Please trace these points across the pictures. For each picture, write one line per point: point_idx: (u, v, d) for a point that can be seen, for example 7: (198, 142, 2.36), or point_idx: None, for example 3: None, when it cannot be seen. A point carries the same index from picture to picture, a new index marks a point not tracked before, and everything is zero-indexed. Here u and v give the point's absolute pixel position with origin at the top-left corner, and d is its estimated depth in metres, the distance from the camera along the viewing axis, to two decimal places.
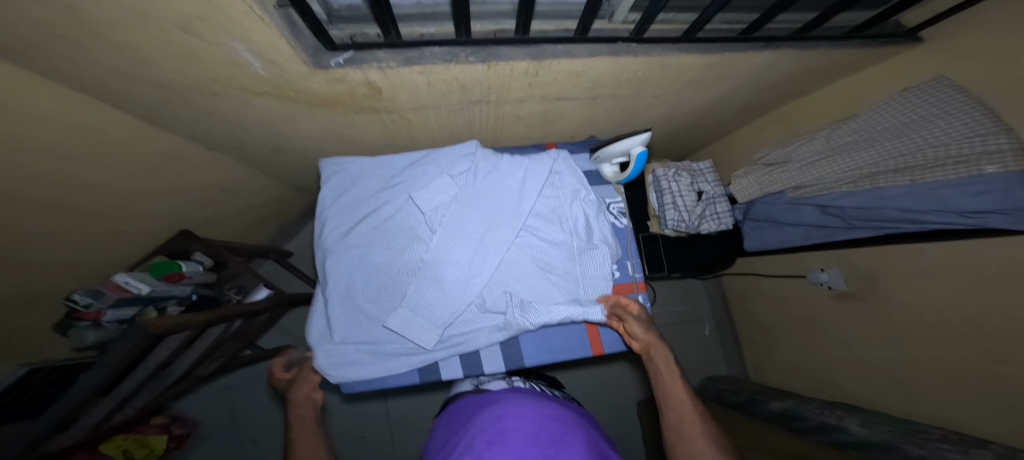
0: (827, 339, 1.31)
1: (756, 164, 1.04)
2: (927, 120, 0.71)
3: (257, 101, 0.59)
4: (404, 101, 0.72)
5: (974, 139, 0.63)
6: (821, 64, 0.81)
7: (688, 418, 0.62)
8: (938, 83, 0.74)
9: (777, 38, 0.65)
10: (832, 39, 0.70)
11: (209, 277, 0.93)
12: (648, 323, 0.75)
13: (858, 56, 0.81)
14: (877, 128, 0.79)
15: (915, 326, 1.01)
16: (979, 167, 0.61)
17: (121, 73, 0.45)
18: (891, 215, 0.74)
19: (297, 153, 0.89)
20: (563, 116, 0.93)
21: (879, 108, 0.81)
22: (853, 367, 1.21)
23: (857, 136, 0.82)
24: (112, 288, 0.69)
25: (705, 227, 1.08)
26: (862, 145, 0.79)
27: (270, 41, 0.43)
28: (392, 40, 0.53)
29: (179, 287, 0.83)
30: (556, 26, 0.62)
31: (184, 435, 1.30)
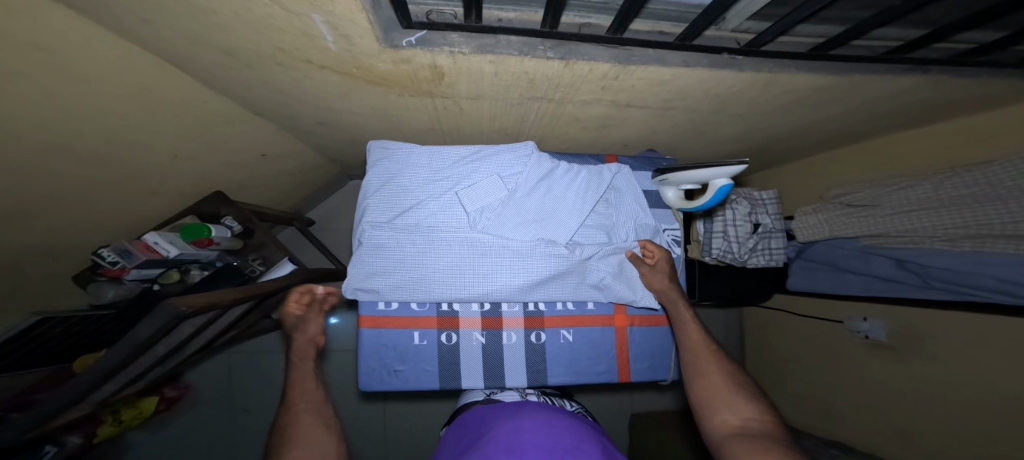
0: (839, 386, 1.22)
1: (831, 202, 1.00)
2: None
3: (315, 73, 0.53)
4: (463, 90, 0.66)
5: None
6: (947, 97, 0.71)
7: (702, 360, 0.63)
8: None
9: (917, 64, 0.56)
10: (984, 69, 0.60)
11: (236, 245, 0.94)
12: (668, 272, 0.74)
13: (993, 94, 0.70)
14: (998, 187, 0.72)
15: (944, 392, 0.93)
16: None
17: (185, 35, 0.41)
18: (986, 283, 0.70)
19: (337, 128, 0.84)
20: (624, 123, 0.85)
21: (1010, 163, 0.71)
22: (864, 418, 1.13)
23: (972, 191, 0.75)
24: (141, 247, 0.70)
25: (753, 262, 1.02)
26: (977, 203, 0.73)
27: (350, 12, 0.37)
28: (471, 23, 0.48)
29: (205, 252, 0.83)
30: (649, 28, 0.56)
31: (174, 398, 1.31)
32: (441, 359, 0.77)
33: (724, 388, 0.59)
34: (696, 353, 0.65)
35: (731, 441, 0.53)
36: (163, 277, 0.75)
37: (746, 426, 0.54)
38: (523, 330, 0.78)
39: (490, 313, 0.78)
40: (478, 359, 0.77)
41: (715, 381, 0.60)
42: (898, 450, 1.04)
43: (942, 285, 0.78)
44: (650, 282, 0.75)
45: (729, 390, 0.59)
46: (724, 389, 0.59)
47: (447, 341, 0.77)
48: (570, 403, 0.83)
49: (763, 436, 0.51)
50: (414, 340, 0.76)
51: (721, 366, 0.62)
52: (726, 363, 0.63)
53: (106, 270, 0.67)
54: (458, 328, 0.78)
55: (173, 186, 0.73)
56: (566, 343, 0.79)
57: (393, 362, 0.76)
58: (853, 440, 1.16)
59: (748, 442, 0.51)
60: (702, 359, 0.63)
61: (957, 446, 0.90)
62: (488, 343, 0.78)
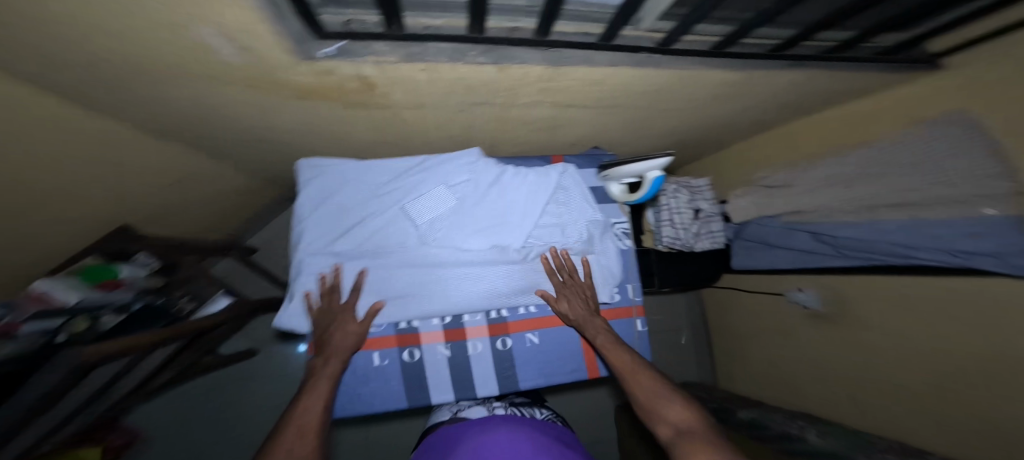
0: (789, 353, 1.33)
1: (755, 185, 1.09)
2: (930, 159, 0.75)
3: (222, 88, 0.49)
4: (400, 100, 0.64)
5: (982, 180, 0.66)
6: (838, 86, 0.81)
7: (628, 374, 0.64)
8: (954, 117, 0.72)
9: (803, 59, 0.64)
10: (860, 61, 0.70)
11: (153, 284, 0.86)
12: (574, 293, 0.75)
13: (872, 83, 0.81)
14: (881, 161, 0.83)
15: (869, 346, 1.04)
16: (981, 210, 0.66)
17: (48, 52, 0.36)
18: (885, 248, 0.81)
19: (269, 145, 0.78)
20: (568, 123, 0.88)
21: (888, 139, 0.83)
22: (813, 381, 1.24)
23: (863, 165, 0.86)
24: (30, 297, 0.59)
25: (699, 245, 1.09)
26: (869, 177, 0.84)
27: (244, 23, 0.34)
28: (395, 32, 0.47)
29: (116, 295, 0.74)
30: (577, 29, 0.59)
31: (122, 445, 1.15)
32: (406, 377, 0.73)
33: (651, 397, 0.59)
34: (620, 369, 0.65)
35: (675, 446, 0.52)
36: (71, 325, 0.61)
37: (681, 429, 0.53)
38: (488, 338, 0.77)
39: (452, 325, 0.76)
40: (446, 372, 0.75)
41: (644, 390, 0.60)
42: (840, 404, 1.14)
43: (853, 252, 0.88)
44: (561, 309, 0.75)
45: (657, 393, 0.59)
46: (651, 394, 0.59)
47: (410, 358, 0.73)
48: (540, 411, 0.81)
49: (695, 431, 0.52)
50: (373, 362, 0.72)
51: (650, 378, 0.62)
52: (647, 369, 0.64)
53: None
54: (421, 343, 0.74)
55: (66, 225, 0.63)
56: (533, 346, 0.78)
57: (354, 386, 0.71)
58: (808, 402, 1.26)
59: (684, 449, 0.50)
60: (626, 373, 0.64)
61: (885, 394, 1.00)
62: (453, 355, 0.75)
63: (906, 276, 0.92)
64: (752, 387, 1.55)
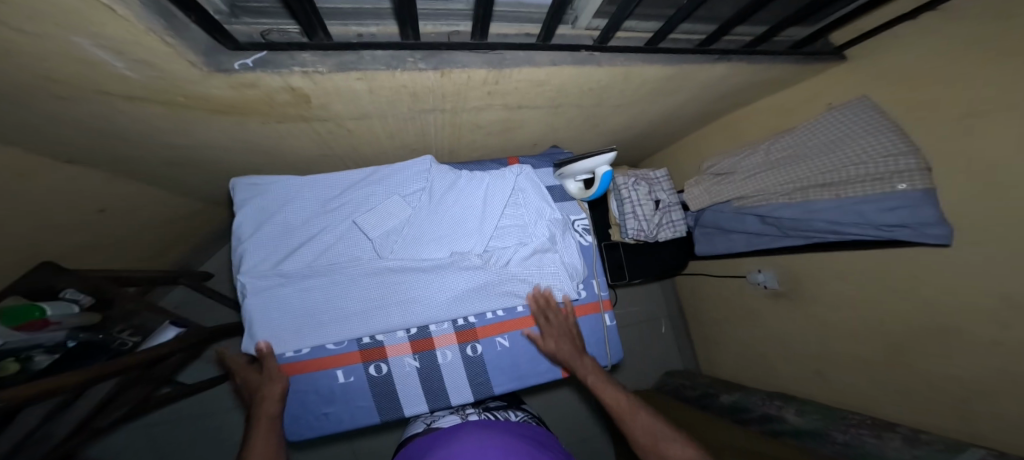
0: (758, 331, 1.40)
1: (704, 174, 1.14)
2: (850, 140, 0.82)
3: (129, 106, 0.45)
4: (342, 111, 0.62)
5: (891, 158, 0.75)
6: (768, 77, 0.87)
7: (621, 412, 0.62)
8: (861, 103, 0.83)
9: (729, 51, 0.68)
10: (779, 53, 0.76)
11: (91, 319, 0.72)
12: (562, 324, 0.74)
13: (796, 72, 0.88)
14: (810, 144, 0.89)
15: (824, 318, 1.11)
16: (894, 184, 0.75)
17: None
18: (820, 226, 0.86)
19: (207, 166, 0.73)
20: (524, 125, 0.89)
21: (814, 123, 0.90)
22: (780, 356, 1.30)
23: (793, 150, 0.92)
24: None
25: (663, 235, 1.13)
26: (798, 160, 0.90)
27: (132, 35, 0.32)
28: (318, 42, 0.47)
29: (44, 335, 0.62)
30: (517, 30, 0.60)
31: None
32: (376, 393, 0.70)
33: (651, 435, 0.57)
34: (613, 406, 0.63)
35: None
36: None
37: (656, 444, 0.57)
38: (457, 346, 0.75)
39: (419, 336, 0.73)
40: (417, 383, 0.72)
41: (640, 429, 0.58)
42: (805, 375, 1.20)
43: (795, 232, 0.93)
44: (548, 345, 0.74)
45: (656, 432, 0.57)
46: (650, 433, 0.58)
47: (378, 372, 0.70)
48: (516, 413, 0.80)
49: None
50: (338, 381, 0.68)
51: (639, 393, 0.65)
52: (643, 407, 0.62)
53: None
54: (387, 357, 0.71)
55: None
56: (503, 349, 0.77)
57: (320, 406, 0.69)
58: (778, 376, 1.32)
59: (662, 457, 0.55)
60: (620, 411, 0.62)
61: (843, 362, 1.06)
62: (423, 366, 0.73)
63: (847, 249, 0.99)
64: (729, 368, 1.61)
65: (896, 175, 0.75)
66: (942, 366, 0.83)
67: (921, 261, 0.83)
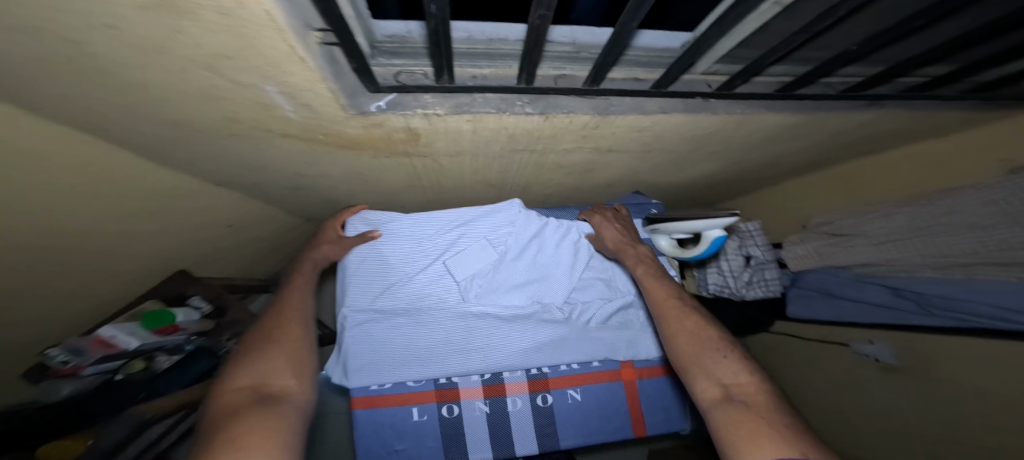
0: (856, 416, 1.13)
1: (815, 231, 1.03)
2: None
3: (278, 141, 0.49)
4: (441, 148, 0.63)
5: None
6: (911, 126, 0.74)
7: (671, 319, 0.55)
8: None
9: (879, 98, 0.59)
10: (943, 99, 0.64)
11: (206, 325, 0.87)
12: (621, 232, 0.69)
13: (949, 121, 0.75)
14: (969, 215, 0.74)
15: None
16: None
17: (127, 110, 0.37)
18: (982, 311, 0.70)
19: (314, 191, 0.79)
20: (607, 167, 0.86)
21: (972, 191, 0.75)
22: None
23: (944, 218, 0.78)
24: (94, 343, 0.65)
25: (752, 294, 1.03)
26: (950, 232, 0.76)
27: (307, 83, 0.33)
28: (443, 83, 0.46)
29: (169, 339, 0.78)
30: (624, 75, 0.58)
31: None
32: (444, 435, 0.70)
33: (697, 346, 0.51)
34: (663, 310, 0.57)
35: (717, 412, 0.44)
36: (126, 367, 0.72)
37: (731, 393, 0.45)
38: (527, 395, 0.73)
39: (492, 380, 0.73)
40: (483, 430, 0.71)
41: (686, 341, 0.52)
42: None
43: (942, 313, 0.76)
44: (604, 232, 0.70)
45: (704, 343, 0.51)
46: (699, 343, 0.51)
47: (449, 414, 0.71)
48: None
49: (748, 402, 0.43)
50: (413, 417, 0.70)
51: (736, 363, 0.48)
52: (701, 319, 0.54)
53: (53, 372, 0.62)
54: (460, 398, 0.72)
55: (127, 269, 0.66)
56: (574, 403, 0.74)
57: (393, 441, 0.69)
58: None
59: (706, 369, 0.48)
60: (671, 319, 0.55)
61: None
62: (492, 412, 0.72)
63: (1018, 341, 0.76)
64: None
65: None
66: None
67: None
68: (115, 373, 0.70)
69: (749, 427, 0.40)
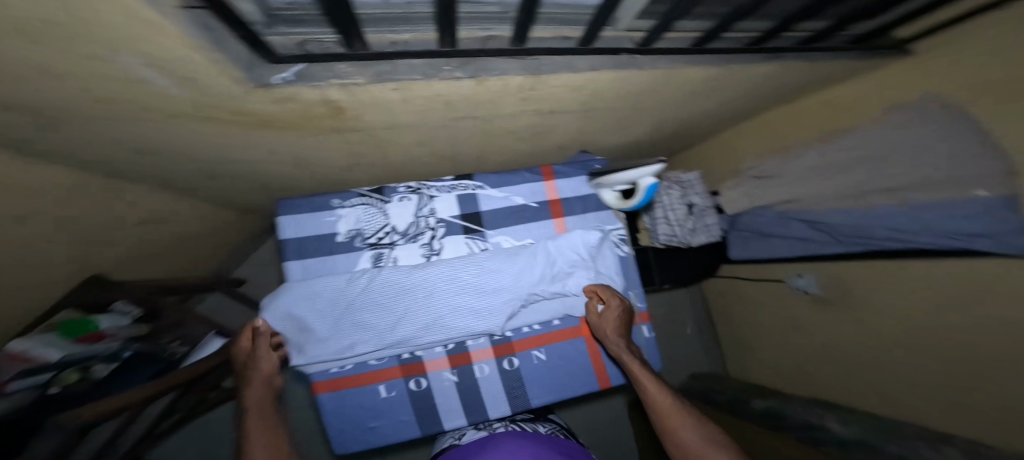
0: (793, 340, 1.28)
1: (743, 176, 1.12)
2: (923, 143, 0.75)
3: (171, 123, 0.44)
4: (374, 120, 0.59)
5: (974, 161, 0.68)
6: (816, 75, 0.81)
7: (676, 426, 0.64)
8: (932, 101, 0.77)
9: (780, 51, 0.64)
10: (837, 50, 0.70)
11: (140, 330, 0.84)
12: (620, 324, 0.75)
13: (850, 70, 0.83)
14: (866, 149, 0.84)
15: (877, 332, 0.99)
16: (974, 191, 0.68)
17: None
18: (881, 233, 0.82)
19: (239, 177, 0.73)
20: (554, 129, 0.86)
21: (873, 128, 0.84)
22: (823, 368, 1.18)
23: (845, 154, 0.88)
24: (8, 358, 0.57)
25: (697, 240, 1.12)
26: (852, 166, 0.87)
27: (179, 54, 0.29)
28: (356, 52, 0.43)
29: (102, 346, 0.72)
30: (553, 34, 0.57)
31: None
32: (416, 407, 0.77)
33: (699, 450, 0.61)
34: (670, 421, 0.65)
35: None
36: (59, 380, 0.63)
37: None
38: (494, 360, 0.79)
39: (456, 351, 0.78)
40: (454, 397, 0.78)
41: (690, 447, 0.62)
42: (857, 391, 1.08)
43: (850, 238, 0.89)
44: (604, 324, 0.75)
45: (705, 450, 0.61)
46: (703, 449, 0.61)
47: (417, 388, 0.77)
48: (544, 425, 0.84)
49: None
50: (381, 394, 0.75)
51: None
52: (704, 428, 0.63)
53: None
54: (427, 372, 0.77)
55: (29, 285, 0.60)
56: (540, 363, 0.79)
57: (366, 420, 0.76)
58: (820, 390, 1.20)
59: None
60: (677, 428, 0.64)
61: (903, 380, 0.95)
62: (460, 380, 0.78)
63: (912, 260, 0.89)
64: (769, 377, 1.44)
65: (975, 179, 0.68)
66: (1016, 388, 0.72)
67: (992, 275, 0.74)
68: (47, 387, 0.61)
69: None
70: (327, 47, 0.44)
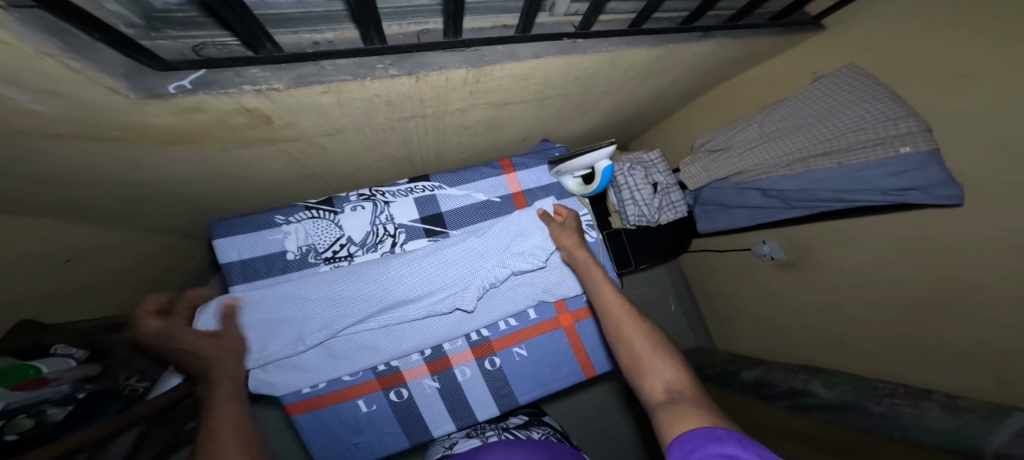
0: (765, 305, 1.34)
1: (698, 151, 1.15)
2: (846, 107, 0.82)
3: (57, 144, 0.39)
4: (310, 128, 0.55)
5: (889, 123, 0.75)
6: (744, 54, 0.86)
7: (619, 317, 0.58)
8: (848, 71, 0.84)
9: (711, 29, 0.66)
10: (755, 28, 0.74)
11: (92, 370, 0.72)
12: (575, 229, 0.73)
13: (773, 45, 0.88)
14: (799, 117, 0.90)
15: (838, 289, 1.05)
16: (894, 149, 0.74)
17: None
18: (825, 195, 0.85)
19: (171, 198, 0.68)
20: (511, 122, 0.85)
21: (799, 96, 0.91)
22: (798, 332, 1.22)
23: (783, 122, 0.93)
24: None
25: (664, 217, 1.17)
26: (788, 133, 0.92)
27: (25, 63, 0.25)
28: (267, 54, 0.38)
29: (48, 391, 0.60)
30: (492, 23, 0.55)
31: None
32: (399, 417, 0.76)
33: (646, 347, 0.53)
34: (615, 314, 0.58)
35: (660, 410, 0.45)
36: (14, 425, 0.52)
37: (671, 391, 0.47)
38: (474, 362, 0.78)
39: (434, 356, 0.77)
40: (437, 404, 0.77)
41: (635, 342, 0.53)
42: (826, 351, 1.11)
43: (800, 203, 0.92)
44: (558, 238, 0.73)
45: (650, 350, 0.52)
46: (647, 349, 0.52)
47: (398, 398, 0.76)
48: (539, 431, 0.83)
49: (684, 397, 0.45)
50: (362, 409, 0.75)
51: (674, 363, 0.51)
52: (651, 329, 0.56)
53: None
54: (407, 382, 0.76)
55: None
56: (522, 359, 0.79)
57: (349, 437, 0.75)
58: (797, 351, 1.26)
59: (644, 364, 0.51)
60: (622, 322, 0.57)
61: None
62: (442, 386, 0.77)
63: (861, 217, 0.94)
64: (752, 348, 1.47)
65: (897, 139, 0.75)
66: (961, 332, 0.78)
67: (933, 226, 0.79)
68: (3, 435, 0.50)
69: (682, 417, 0.41)
70: (230, 50, 0.39)
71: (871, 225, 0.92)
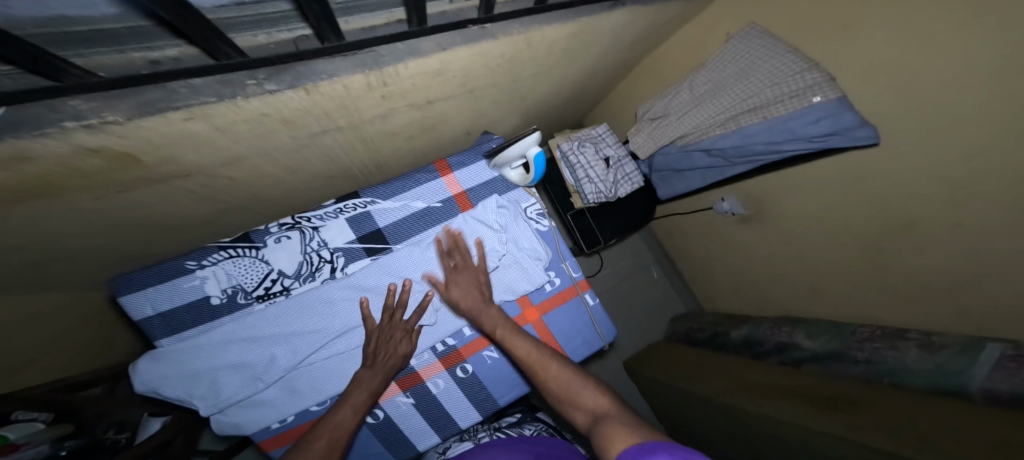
0: (734, 261, 1.38)
1: (641, 120, 1.15)
2: (758, 63, 0.86)
3: None
4: (198, 159, 0.49)
5: (797, 76, 0.80)
6: (663, 17, 0.86)
7: (546, 366, 0.65)
8: (751, 31, 0.88)
9: None
10: None
11: (65, 429, 0.67)
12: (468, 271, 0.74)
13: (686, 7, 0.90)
14: (721, 77, 0.92)
15: (798, 236, 1.09)
16: (807, 100, 0.78)
17: None
18: (759, 149, 0.87)
19: (74, 259, 0.62)
20: (445, 119, 0.81)
21: (718, 57, 0.93)
22: (771, 281, 1.27)
23: (710, 84, 0.95)
24: None
25: (622, 190, 1.17)
26: (714, 94, 0.94)
27: None
28: (77, 83, 0.30)
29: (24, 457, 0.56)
30: (386, 19, 0.50)
31: None
32: (381, 437, 0.75)
33: (569, 388, 0.62)
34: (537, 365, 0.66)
35: (596, 428, 0.54)
36: None
37: (597, 413, 0.57)
38: (446, 372, 0.77)
39: (403, 374, 0.75)
40: (415, 419, 0.76)
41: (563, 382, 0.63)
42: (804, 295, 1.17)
43: (739, 159, 0.94)
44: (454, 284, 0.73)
45: (574, 381, 0.63)
46: (574, 383, 0.62)
47: (375, 420, 0.74)
48: (530, 426, 0.83)
49: (606, 413, 0.56)
50: None
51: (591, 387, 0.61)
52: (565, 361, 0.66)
53: None
54: (381, 403, 0.75)
55: None
56: (493, 361, 0.78)
57: None
58: (771, 299, 1.31)
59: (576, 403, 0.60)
60: (544, 366, 0.65)
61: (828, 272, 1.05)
62: (417, 400, 0.76)
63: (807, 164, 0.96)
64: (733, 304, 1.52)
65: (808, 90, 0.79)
66: (921, 260, 0.82)
67: (872, 163, 0.82)
68: None
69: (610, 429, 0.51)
70: (28, 80, 0.30)
71: (821, 170, 0.94)
